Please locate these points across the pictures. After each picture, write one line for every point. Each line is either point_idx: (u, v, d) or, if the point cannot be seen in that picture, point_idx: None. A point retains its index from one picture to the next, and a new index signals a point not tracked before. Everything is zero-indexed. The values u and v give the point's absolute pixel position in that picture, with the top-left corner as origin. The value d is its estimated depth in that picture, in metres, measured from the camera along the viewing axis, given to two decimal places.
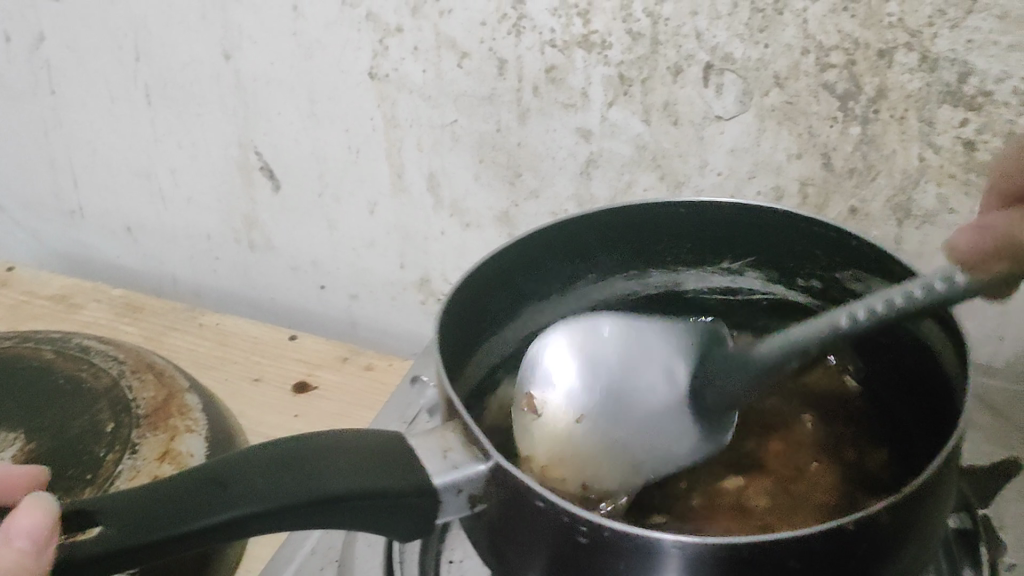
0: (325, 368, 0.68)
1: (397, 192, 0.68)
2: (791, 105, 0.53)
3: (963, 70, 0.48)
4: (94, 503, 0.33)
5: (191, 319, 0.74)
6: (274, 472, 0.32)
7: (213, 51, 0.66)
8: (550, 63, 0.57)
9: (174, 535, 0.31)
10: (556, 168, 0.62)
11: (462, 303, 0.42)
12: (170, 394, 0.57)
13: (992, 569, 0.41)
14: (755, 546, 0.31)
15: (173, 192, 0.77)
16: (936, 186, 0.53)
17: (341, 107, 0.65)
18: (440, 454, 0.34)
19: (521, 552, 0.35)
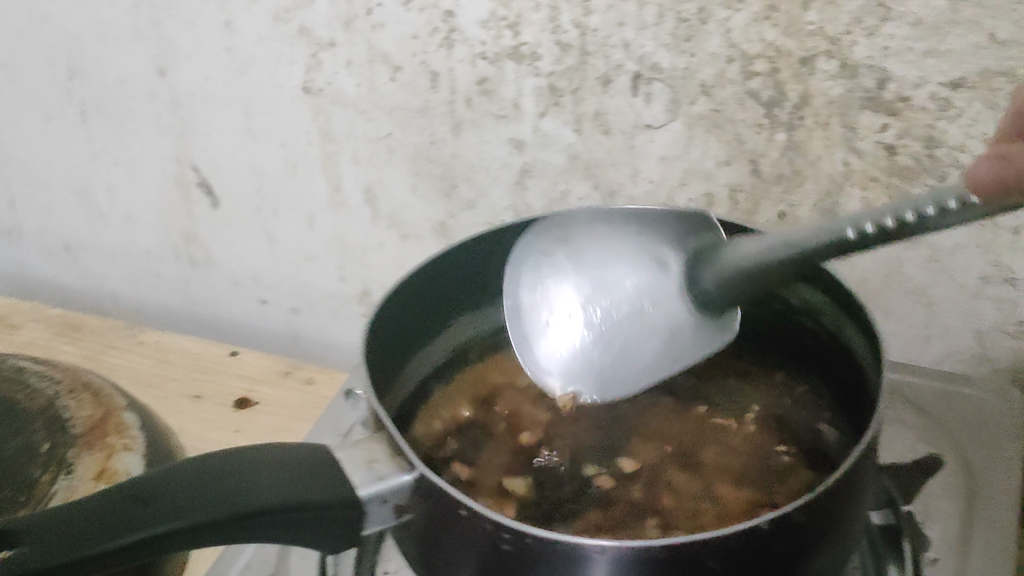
0: (265, 384, 0.67)
1: (334, 206, 0.69)
2: (718, 112, 0.54)
3: (882, 76, 0.49)
4: (13, 522, 0.33)
5: (131, 337, 0.73)
6: (197, 488, 0.32)
7: (147, 67, 0.66)
8: (482, 75, 0.58)
9: (95, 554, 0.31)
10: (491, 179, 0.62)
11: (387, 316, 0.42)
12: (107, 413, 0.57)
13: (915, 564, 0.42)
14: (672, 547, 0.31)
15: (111, 209, 0.77)
16: (861, 190, 0.54)
17: (277, 121, 0.65)
18: (365, 465, 0.35)
19: (449, 562, 0.36)
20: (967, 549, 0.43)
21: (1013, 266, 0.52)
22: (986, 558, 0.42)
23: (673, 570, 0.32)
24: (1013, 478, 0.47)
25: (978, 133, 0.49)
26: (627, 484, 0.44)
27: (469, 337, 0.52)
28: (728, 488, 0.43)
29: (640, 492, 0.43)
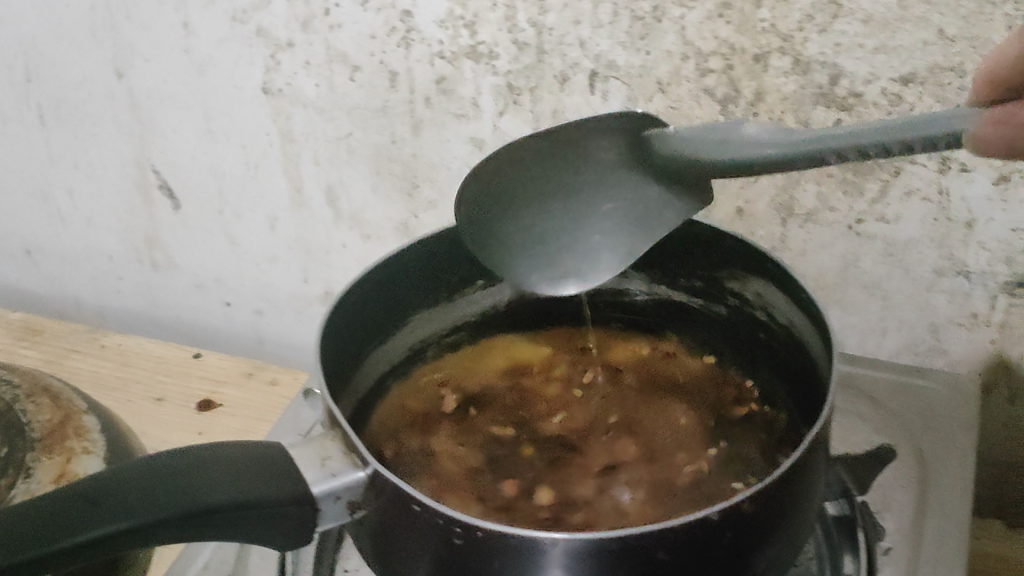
0: (229, 386, 0.67)
1: (296, 206, 0.68)
2: (675, 109, 0.55)
3: (834, 72, 0.50)
4: None
5: (93, 340, 0.73)
6: (146, 488, 0.32)
7: (105, 69, 0.66)
8: (440, 74, 0.58)
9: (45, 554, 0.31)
10: (451, 178, 0.63)
11: (343, 316, 0.41)
12: (67, 416, 0.56)
13: (869, 553, 0.43)
14: (622, 539, 0.32)
15: (71, 213, 0.76)
16: (816, 184, 0.53)
17: (236, 122, 0.65)
18: (319, 463, 0.35)
19: (405, 558, 0.36)
20: (919, 537, 0.43)
21: (965, 259, 0.53)
22: (938, 545, 0.43)
23: (624, 561, 0.32)
24: (966, 467, 0.47)
25: None
26: (573, 471, 0.44)
27: (426, 335, 0.51)
28: (669, 478, 0.44)
29: (585, 479, 0.44)
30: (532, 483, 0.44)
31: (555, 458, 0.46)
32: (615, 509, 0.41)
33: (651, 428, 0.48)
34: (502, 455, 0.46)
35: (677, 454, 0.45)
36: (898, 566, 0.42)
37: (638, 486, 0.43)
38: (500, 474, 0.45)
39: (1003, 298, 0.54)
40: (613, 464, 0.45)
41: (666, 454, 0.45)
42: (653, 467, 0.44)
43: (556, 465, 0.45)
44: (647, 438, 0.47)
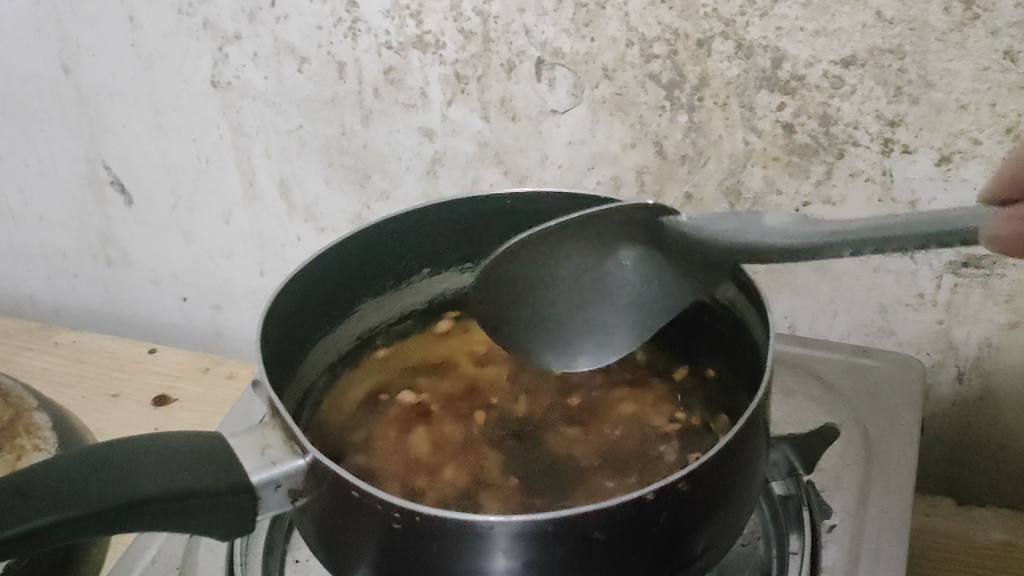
0: (185, 380, 0.67)
1: (249, 199, 0.68)
2: (621, 95, 0.55)
3: (776, 55, 0.50)
4: None
5: (46, 338, 0.72)
6: (79, 479, 0.32)
7: (52, 65, 0.66)
8: (388, 64, 0.58)
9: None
10: (403, 168, 0.62)
11: (283, 306, 0.41)
12: (16, 414, 0.57)
13: (814, 531, 0.43)
14: (557, 521, 0.32)
15: (23, 211, 0.76)
16: (762, 169, 0.55)
17: (186, 117, 0.65)
18: (258, 451, 0.35)
19: (348, 546, 0.36)
20: (863, 514, 0.44)
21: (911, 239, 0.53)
22: (881, 523, 0.43)
23: (561, 542, 0.32)
24: (910, 444, 0.48)
25: (871, 110, 0.50)
26: (510, 457, 0.45)
27: (374, 322, 0.51)
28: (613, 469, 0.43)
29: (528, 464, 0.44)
30: (468, 465, 0.44)
31: (496, 441, 0.46)
32: (548, 492, 0.42)
33: (591, 408, 0.48)
34: (443, 435, 0.47)
35: (615, 434, 0.46)
36: (842, 543, 0.42)
37: (573, 468, 0.43)
38: (439, 453, 0.45)
39: (948, 277, 0.54)
40: (551, 446, 0.45)
41: (604, 435, 0.46)
42: (591, 448, 0.45)
43: (496, 447, 0.46)
44: (587, 419, 0.47)
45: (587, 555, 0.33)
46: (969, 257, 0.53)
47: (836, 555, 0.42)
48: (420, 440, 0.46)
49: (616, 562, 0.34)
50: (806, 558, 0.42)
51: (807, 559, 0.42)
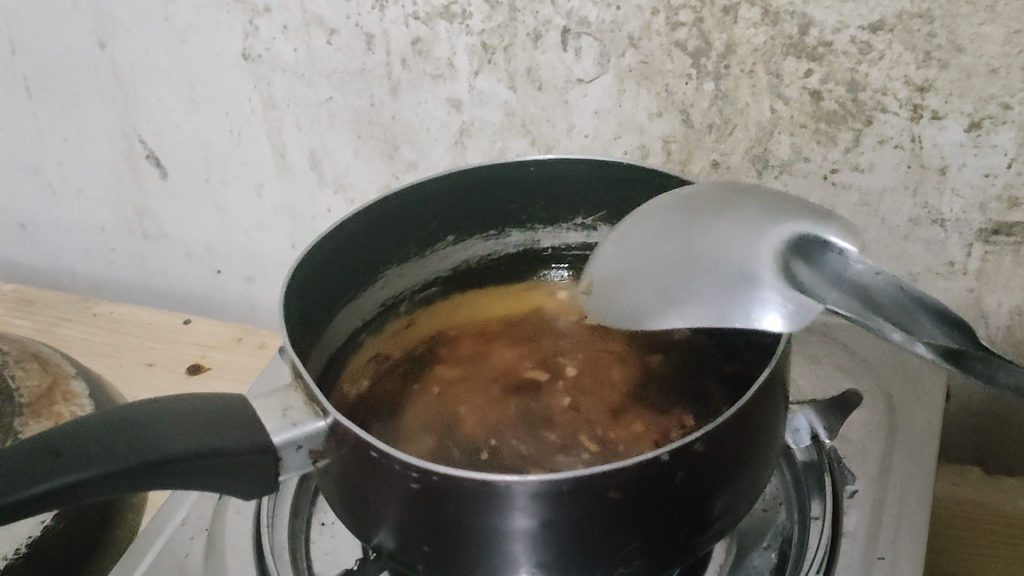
0: (219, 349, 0.68)
1: (281, 171, 0.69)
2: (647, 64, 0.54)
3: (803, 22, 0.50)
4: None
5: (85, 310, 0.74)
6: (105, 439, 0.33)
7: (87, 40, 0.66)
8: (415, 35, 0.58)
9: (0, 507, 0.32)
10: (431, 139, 0.63)
11: (306, 273, 0.41)
12: (54, 381, 0.58)
13: (837, 497, 0.44)
14: (572, 481, 0.32)
15: (61, 185, 0.77)
16: (790, 136, 0.54)
17: (218, 90, 0.66)
18: (280, 412, 0.35)
19: (368, 507, 0.37)
20: (886, 480, 0.44)
21: (940, 207, 0.54)
22: (903, 489, 0.44)
23: (577, 502, 0.33)
24: (934, 413, 0.48)
25: (900, 75, 0.50)
26: (530, 422, 0.45)
27: (398, 290, 0.51)
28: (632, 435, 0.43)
29: (549, 430, 0.44)
30: (491, 430, 0.45)
31: (518, 405, 0.47)
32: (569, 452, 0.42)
33: (612, 378, 0.48)
34: (466, 404, 0.47)
35: (634, 405, 0.46)
36: (864, 508, 0.43)
37: (592, 434, 0.44)
38: (461, 424, 0.46)
39: (979, 246, 0.55)
40: (572, 412, 0.46)
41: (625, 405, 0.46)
42: (611, 415, 0.45)
43: (517, 411, 0.46)
44: (608, 389, 0.48)
45: (604, 515, 0.33)
46: (1000, 223, 0.53)
47: (858, 519, 0.42)
48: (444, 412, 0.47)
49: (632, 524, 0.34)
50: (827, 523, 0.42)
51: (829, 525, 0.42)
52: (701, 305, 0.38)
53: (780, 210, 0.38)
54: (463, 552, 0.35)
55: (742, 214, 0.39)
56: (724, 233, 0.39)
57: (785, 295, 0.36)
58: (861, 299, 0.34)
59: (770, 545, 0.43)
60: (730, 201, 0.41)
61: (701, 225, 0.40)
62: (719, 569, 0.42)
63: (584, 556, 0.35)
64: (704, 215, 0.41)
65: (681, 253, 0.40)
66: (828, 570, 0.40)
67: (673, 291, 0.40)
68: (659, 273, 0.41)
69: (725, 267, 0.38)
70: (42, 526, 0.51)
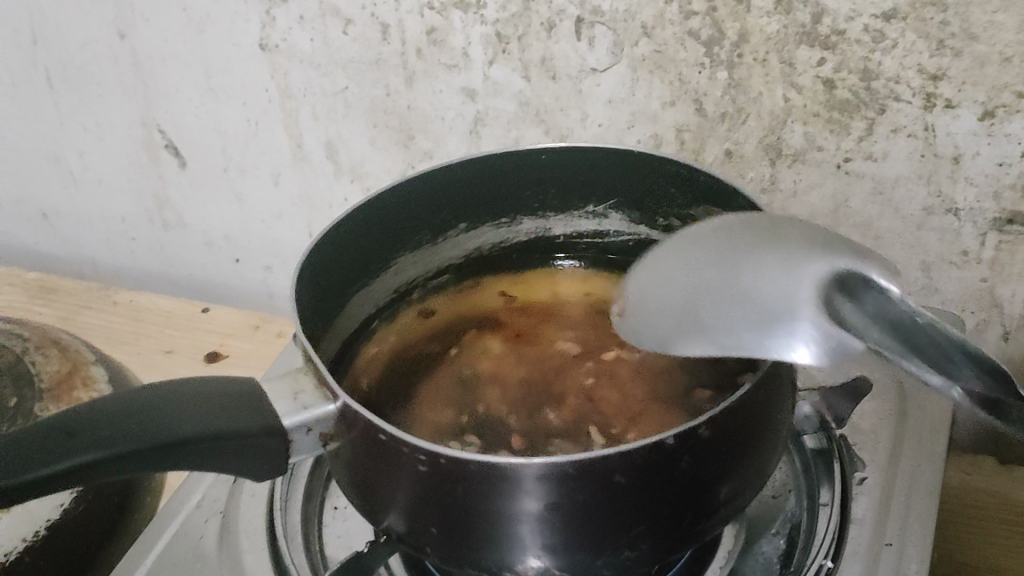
0: (236, 337, 0.69)
1: (298, 161, 0.69)
2: (660, 54, 0.55)
3: (816, 11, 0.50)
4: None
5: (106, 298, 0.75)
6: (119, 420, 0.34)
7: (107, 31, 0.67)
8: (430, 25, 0.58)
9: (16, 485, 0.32)
10: (446, 129, 0.63)
11: (319, 259, 0.41)
12: (74, 367, 0.59)
13: (846, 483, 0.44)
14: (577, 463, 0.32)
15: (83, 175, 0.78)
16: (803, 125, 0.54)
17: (236, 80, 0.66)
18: (291, 396, 0.36)
19: (378, 490, 0.37)
20: (895, 468, 0.44)
21: (954, 196, 0.54)
22: (912, 476, 0.44)
23: (582, 485, 0.33)
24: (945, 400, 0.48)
25: (913, 64, 0.50)
26: (540, 408, 0.45)
27: (408, 277, 0.52)
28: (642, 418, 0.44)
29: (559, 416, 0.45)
30: (503, 413, 0.45)
31: (530, 392, 0.47)
32: (579, 436, 0.43)
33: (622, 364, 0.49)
34: (478, 391, 0.48)
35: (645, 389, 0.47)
36: (872, 495, 0.43)
37: (605, 418, 0.44)
38: (475, 409, 0.46)
39: (993, 235, 0.54)
40: (583, 399, 0.46)
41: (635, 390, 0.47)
42: (622, 399, 0.46)
43: (529, 398, 0.46)
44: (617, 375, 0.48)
45: (610, 498, 0.34)
46: (1014, 213, 0.53)
47: (867, 506, 0.42)
48: (457, 398, 0.48)
49: (637, 508, 0.34)
50: (836, 511, 0.42)
51: (837, 510, 0.42)
52: (728, 334, 0.36)
53: (826, 249, 0.35)
54: (471, 535, 0.36)
55: (787, 248, 0.35)
56: (765, 267, 0.35)
57: (819, 328, 0.33)
58: (899, 339, 0.31)
59: (778, 531, 0.44)
60: (777, 228, 0.37)
61: (741, 251, 0.37)
62: (727, 555, 0.43)
63: (591, 539, 0.35)
64: (746, 243, 0.37)
65: (717, 279, 0.37)
66: (835, 557, 0.40)
67: (707, 325, 0.37)
68: (692, 299, 0.38)
69: (759, 302, 0.35)
70: (60, 510, 0.52)
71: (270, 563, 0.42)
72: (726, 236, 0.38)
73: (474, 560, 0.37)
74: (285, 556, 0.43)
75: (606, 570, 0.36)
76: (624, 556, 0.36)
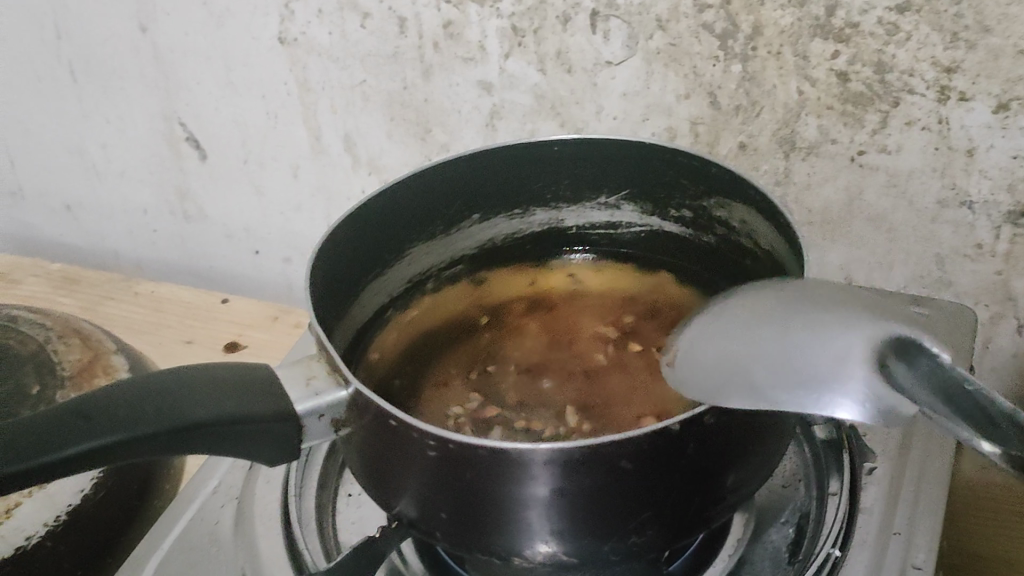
0: (255, 327, 0.70)
1: (317, 153, 0.70)
2: (675, 47, 0.55)
3: (830, 3, 0.50)
4: None
5: (127, 288, 0.76)
6: (134, 405, 0.34)
7: (129, 25, 0.68)
8: (446, 19, 0.59)
9: (32, 468, 0.33)
10: (462, 122, 0.64)
11: (333, 248, 0.42)
12: (95, 356, 0.60)
13: (855, 473, 0.44)
14: (584, 449, 0.33)
15: (106, 167, 0.79)
16: (816, 118, 0.54)
17: (256, 73, 0.67)
18: (304, 382, 0.36)
19: (390, 476, 0.38)
20: (905, 458, 0.44)
21: (968, 188, 0.54)
22: (922, 466, 0.44)
23: (590, 470, 0.33)
24: None
25: (927, 56, 0.50)
26: (552, 397, 0.46)
27: (424, 267, 0.52)
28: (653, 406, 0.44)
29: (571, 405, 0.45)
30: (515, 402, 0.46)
31: (543, 380, 0.48)
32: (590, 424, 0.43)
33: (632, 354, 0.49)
34: (492, 378, 0.48)
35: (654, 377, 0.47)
36: (881, 485, 0.43)
37: (615, 405, 0.45)
38: (488, 395, 0.47)
39: (1007, 228, 0.54)
40: (595, 388, 0.46)
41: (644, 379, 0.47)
42: (632, 388, 0.46)
43: (541, 386, 0.47)
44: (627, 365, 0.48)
45: (616, 482, 0.34)
46: None
47: (876, 495, 0.43)
48: (471, 385, 0.48)
49: (644, 494, 0.35)
50: (844, 499, 0.43)
51: (845, 500, 0.43)
52: (772, 389, 0.33)
53: (887, 313, 0.33)
54: (480, 521, 0.36)
55: (848, 312, 0.33)
56: (823, 329, 0.33)
57: (870, 388, 0.31)
58: (951, 407, 0.29)
59: (787, 520, 0.44)
60: (837, 296, 0.35)
61: (797, 312, 0.35)
62: (735, 543, 0.44)
63: (598, 524, 0.35)
64: (804, 306, 0.35)
65: (767, 335, 0.35)
66: (843, 544, 0.41)
67: (743, 377, 0.34)
68: (733, 350, 0.35)
69: (811, 357, 0.33)
70: (82, 496, 0.52)
71: (284, 549, 0.43)
72: (780, 299, 0.36)
73: (483, 544, 0.37)
74: (299, 541, 0.43)
75: (614, 555, 0.37)
76: (632, 541, 0.36)
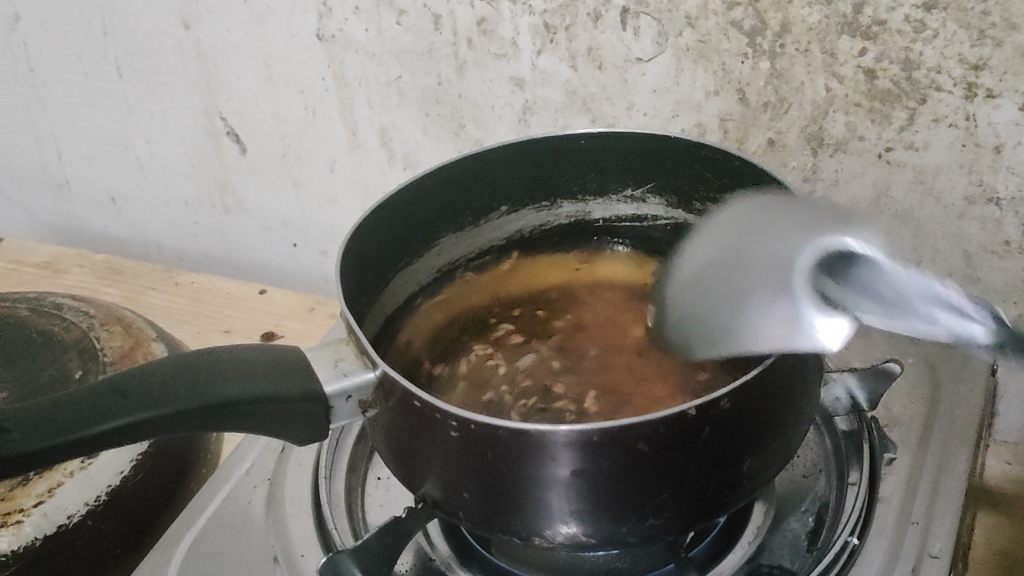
0: (291, 318, 0.71)
1: (354, 148, 0.72)
2: (704, 43, 0.56)
3: (857, 0, 0.50)
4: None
5: (168, 279, 0.78)
6: (170, 382, 0.36)
7: (173, 21, 0.70)
8: (480, 15, 0.60)
9: (72, 441, 0.35)
10: (496, 118, 0.65)
11: (364, 238, 0.43)
12: (136, 343, 0.62)
13: (875, 463, 0.45)
14: (602, 430, 0.34)
15: (149, 160, 0.81)
16: (844, 115, 0.55)
17: (294, 69, 0.68)
18: (332, 363, 0.38)
19: (415, 457, 0.39)
20: (925, 450, 0.45)
21: (996, 185, 0.54)
22: (942, 458, 0.44)
23: (607, 452, 0.34)
24: (978, 386, 0.48)
25: (954, 54, 0.50)
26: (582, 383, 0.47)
27: (452, 258, 0.53)
28: (673, 394, 0.45)
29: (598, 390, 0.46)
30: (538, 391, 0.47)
31: (570, 368, 0.48)
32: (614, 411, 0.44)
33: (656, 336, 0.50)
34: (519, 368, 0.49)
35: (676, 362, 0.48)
36: (900, 475, 0.44)
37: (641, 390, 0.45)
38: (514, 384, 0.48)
39: None
40: (622, 374, 0.47)
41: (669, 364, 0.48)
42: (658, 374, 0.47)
43: (570, 376, 0.48)
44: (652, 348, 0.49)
45: (634, 465, 0.35)
46: None
47: (895, 486, 0.43)
48: (500, 376, 0.49)
49: (661, 477, 0.36)
50: (863, 490, 0.43)
51: (864, 489, 0.43)
52: (780, 321, 0.38)
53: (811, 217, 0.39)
54: (503, 500, 0.37)
55: (784, 226, 0.40)
56: (772, 248, 0.40)
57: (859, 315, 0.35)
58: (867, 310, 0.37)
59: (808, 509, 0.45)
60: (781, 209, 0.41)
61: (763, 244, 0.40)
62: (755, 531, 0.44)
63: (617, 504, 0.36)
64: (759, 230, 0.41)
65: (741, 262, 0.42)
66: (861, 533, 0.41)
67: (760, 322, 0.39)
68: (744, 298, 0.41)
69: (784, 270, 0.39)
70: (121, 477, 0.54)
71: (313, 529, 0.44)
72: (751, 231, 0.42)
73: (505, 524, 0.38)
74: (328, 522, 0.44)
75: (632, 537, 0.38)
76: (650, 524, 0.37)
